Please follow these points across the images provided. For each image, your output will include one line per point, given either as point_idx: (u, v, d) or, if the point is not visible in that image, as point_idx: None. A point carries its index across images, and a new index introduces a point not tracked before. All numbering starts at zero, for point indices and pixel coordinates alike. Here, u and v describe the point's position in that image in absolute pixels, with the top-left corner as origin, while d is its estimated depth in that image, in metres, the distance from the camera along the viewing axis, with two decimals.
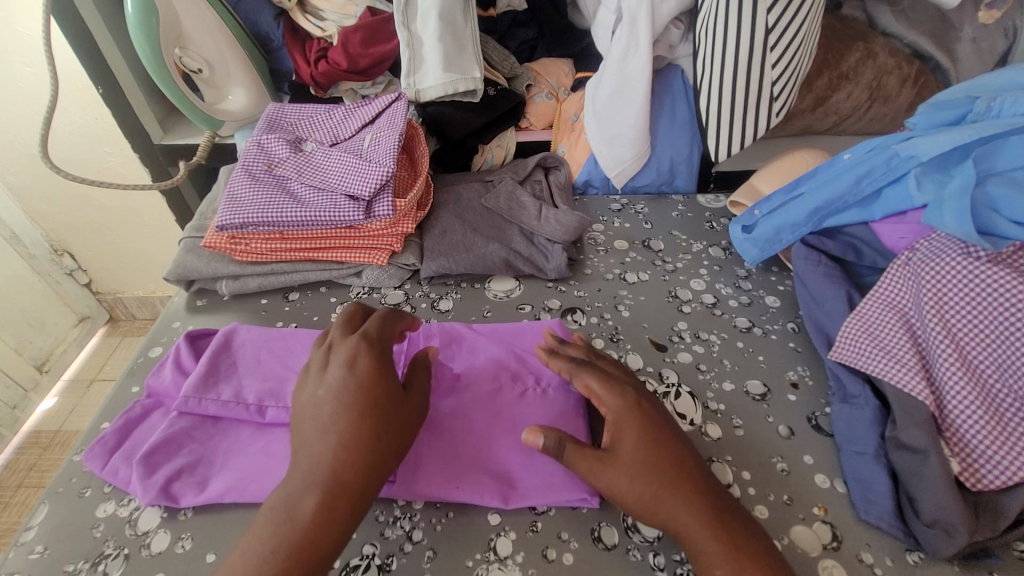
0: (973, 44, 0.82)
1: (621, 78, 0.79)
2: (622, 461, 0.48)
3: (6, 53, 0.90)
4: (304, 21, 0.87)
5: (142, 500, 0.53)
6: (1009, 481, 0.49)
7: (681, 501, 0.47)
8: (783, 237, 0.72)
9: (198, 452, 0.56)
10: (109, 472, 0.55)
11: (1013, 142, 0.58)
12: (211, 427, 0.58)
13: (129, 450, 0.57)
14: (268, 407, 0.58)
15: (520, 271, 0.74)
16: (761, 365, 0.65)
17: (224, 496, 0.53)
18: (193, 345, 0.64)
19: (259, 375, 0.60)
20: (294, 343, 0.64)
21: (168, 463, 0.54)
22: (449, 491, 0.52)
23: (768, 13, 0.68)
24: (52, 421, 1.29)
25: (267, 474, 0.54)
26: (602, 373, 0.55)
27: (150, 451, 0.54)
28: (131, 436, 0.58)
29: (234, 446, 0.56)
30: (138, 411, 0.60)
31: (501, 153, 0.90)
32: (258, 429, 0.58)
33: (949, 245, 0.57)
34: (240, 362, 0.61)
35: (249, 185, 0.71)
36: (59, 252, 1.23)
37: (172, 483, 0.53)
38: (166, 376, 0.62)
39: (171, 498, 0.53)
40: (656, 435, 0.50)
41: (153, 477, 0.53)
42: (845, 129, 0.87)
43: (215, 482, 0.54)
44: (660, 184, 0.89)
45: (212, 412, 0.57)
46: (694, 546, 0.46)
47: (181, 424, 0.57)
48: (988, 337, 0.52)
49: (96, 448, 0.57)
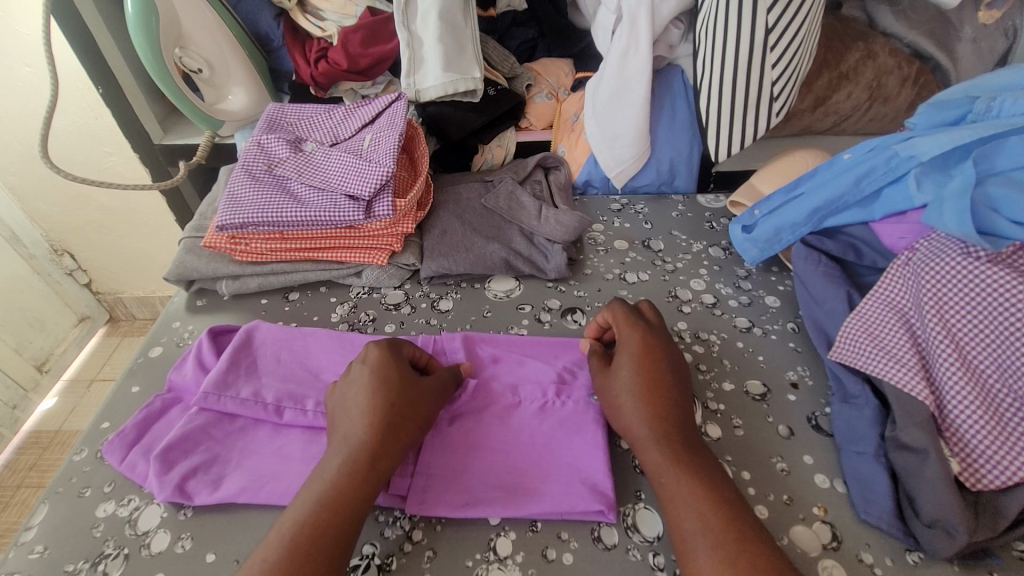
0: (972, 45, 0.82)
1: (621, 78, 0.79)
2: (614, 374, 0.56)
3: (5, 53, 0.90)
4: (304, 21, 0.87)
5: (159, 497, 0.53)
6: (1009, 481, 0.49)
7: (655, 415, 0.52)
8: (783, 237, 0.72)
9: (215, 450, 0.56)
10: (128, 466, 0.56)
11: (1014, 142, 0.58)
12: (230, 425, 0.57)
13: (148, 445, 0.57)
14: (286, 408, 0.57)
15: (520, 271, 0.74)
16: (761, 366, 0.65)
17: (238, 495, 0.53)
18: (214, 341, 0.64)
19: (278, 375, 0.60)
20: (313, 343, 0.64)
21: (185, 461, 0.54)
22: (455, 508, 0.51)
23: (768, 13, 0.68)
24: (53, 421, 1.29)
25: (281, 476, 0.54)
26: (623, 310, 0.61)
27: (168, 446, 0.54)
28: (151, 431, 0.58)
29: (249, 447, 0.56)
30: (158, 405, 0.60)
31: (501, 153, 0.90)
32: (275, 429, 0.57)
33: (949, 245, 0.57)
34: (262, 359, 0.62)
35: (249, 185, 0.71)
36: (59, 252, 1.23)
37: (188, 480, 0.54)
38: (187, 371, 0.62)
39: (185, 495, 0.53)
40: (653, 358, 0.56)
41: (168, 474, 0.53)
42: (845, 129, 0.87)
43: (230, 481, 0.54)
44: (660, 184, 0.89)
45: (231, 409, 0.57)
46: (655, 458, 0.50)
47: (198, 421, 0.57)
48: (988, 337, 0.52)
49: (115, 441, 0.57)
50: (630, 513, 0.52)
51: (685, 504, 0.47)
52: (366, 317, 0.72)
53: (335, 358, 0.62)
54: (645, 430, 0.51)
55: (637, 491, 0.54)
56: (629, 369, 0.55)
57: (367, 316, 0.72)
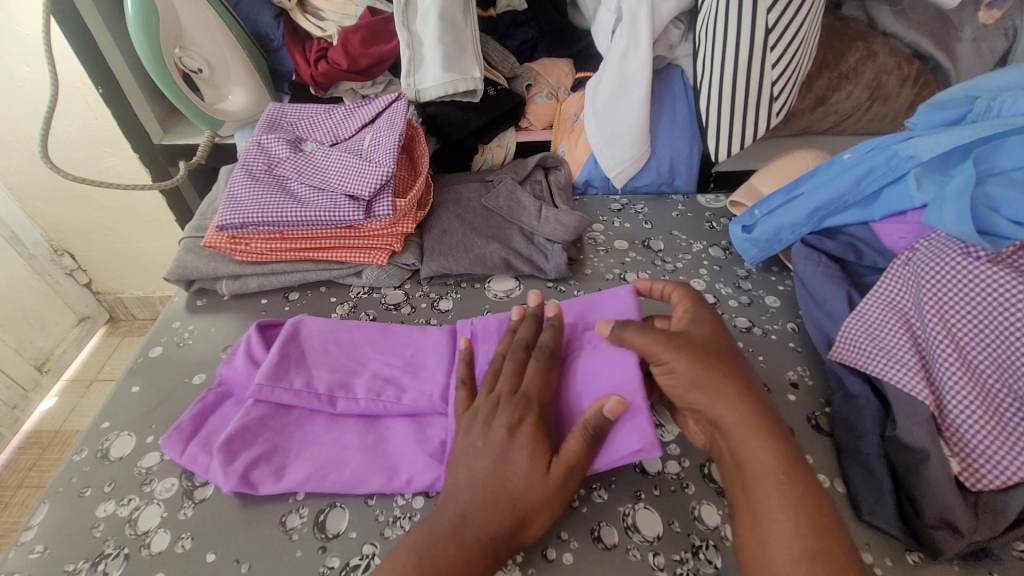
0: (973, 44, 0.82)
1: (621, 78, 0.79)
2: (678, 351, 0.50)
3: (6, 53, 0.90)
4: (304, 21, 0.87)
5: (224, 489, 0.53)
6: (1009, 482, 0.49)
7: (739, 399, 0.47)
8: (783, 237, 0.73)
9: (275, 441, 0.55)
10: (188, 459, 0.55)
11: (1014, 142, 0.58)
12: (286, 416, 0.57)
13: (206, 437, 0.57)
14: (339, 398, 0.57)
15: (521, 271, 0.74)
16: (761, 365, 0.65)
17: (303, 485, 0.53)
18: (263, 334, 0.64)
19: (328, 365, 0.60)
20: (359, 333, 0.63)
21: (248, 451, 0.54)
22: None
23: (768, 14, 0.68)
24: (52, 421, 1.29)
25: (346, 464, 0.54)
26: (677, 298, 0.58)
27: (229, 438, 0.54)
28: (207, 423, 0.58)
29: (308, 437, 0.56)
30: (212, 399, 0.60)
31: (501, 153, 0.90)
32: (330, 419, 0.58)
33: (949, 245, 0.57)
34: (311, 347, 0.61)
35: (249, 185, 0.71)
36: (59, 252, 1.23)
37: (251, 470, 0.53)
38: (238, 364, 0.61)
39: (251, 485, 0.53)
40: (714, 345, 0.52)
41: (232, 464, 0.53)
42: (845, 129, 0.87)
43: (293, 472, 0.54)
44: (660, 184, 0.89)
45: (287, 400, 0.57)
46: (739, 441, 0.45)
47: (257, 412, 0.56)
48: (988, 337, 0.52)
49: (173, 434, 0.56)
50: (630, 513, 0.52)
51: (765, 482, 0.43)
52: (366, 317, 0.72)
53: (381, 346, 0.62)
54: (731, 392, 0.47)
55: (636, 491, 0.54)
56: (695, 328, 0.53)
57: (367, 316, 0.72)
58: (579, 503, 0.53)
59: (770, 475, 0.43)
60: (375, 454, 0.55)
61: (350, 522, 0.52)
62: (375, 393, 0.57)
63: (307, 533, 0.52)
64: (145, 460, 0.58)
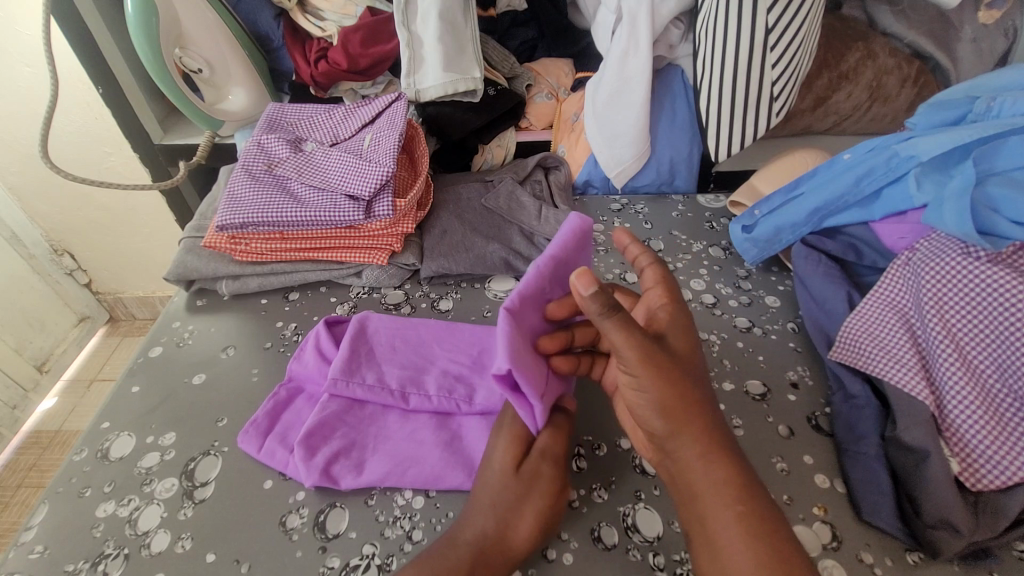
0: (972, 45, 0.82)
1: (621, 78, 0.79)
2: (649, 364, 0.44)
3: (6, 52, 0.90)
4: (304, 21, 0.87)
5: (308, 484, 0.53)
6: (1009, 481, 0.49)
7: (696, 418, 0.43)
8: (783, 236, 0.73)
9: (352, 436, 0.56)
10: (266, 454, 0.56)
11: (1013, 142, 0.58)
12: (360, 411, 0.58)
13: (282, 432, 0.58)
14: (411, 394, 0.58)
15: (521, 271, 0.75)
16: (761, 365, 0.65)
17: (383, 481, 0.53)
18: (331, 330, 0.64)
19: (397, 362, 0.61)
20: (425, 331, 0.64)
21: (327, 446, 0.55)
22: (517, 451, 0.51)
23: (768, 14, 0.68)
24: (52, 421, 1.29)
25: (423, 460, 0.54)
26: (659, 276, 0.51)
27: (308, 433, 0.55)
28: (280, 419, 0.59)
29: (383, 433, 0.57)
30: (284, 395, 0.61)
31: (501, 153, 0.90)
32: (403, 415, 0.58)
33: (949, 245, 0.57)
34: (384, 342, 0.62)
35: (249, 185, 0.71)
36: (59, 252, 1.23)
37: (332, 465, 0.54)
38: (309, 360, 0.62)
39: (332, 480, 0.54)
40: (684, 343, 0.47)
41: (313, 459, 0.54)
42: (845, 129, 0.87)
43: (373, 465, 0.54)
44: (661, 184, 0.89)
45: (361, 395, 0.58)
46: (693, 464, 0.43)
47: (332, 408, 0.57)
48: (989, 337, 0.52)
49: (250, 430, 0.58)
50: (630, 513, 0.52)
51: (721, 514, 0.41)
52: None
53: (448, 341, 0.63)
54: (697, 427, 0.43)
55: (637, 491, 0.54)
56: (674, 334, 0.47)
57: None
58: (579, 502, 0.53)
59: (727, 506, 0.41)
60: (453, 451, 0.55)
61: (350, 522, 0.52)
62: (448, 390, 0.58)
63: (307, 533, 0.52)
64: (145, 460, 0.58)
